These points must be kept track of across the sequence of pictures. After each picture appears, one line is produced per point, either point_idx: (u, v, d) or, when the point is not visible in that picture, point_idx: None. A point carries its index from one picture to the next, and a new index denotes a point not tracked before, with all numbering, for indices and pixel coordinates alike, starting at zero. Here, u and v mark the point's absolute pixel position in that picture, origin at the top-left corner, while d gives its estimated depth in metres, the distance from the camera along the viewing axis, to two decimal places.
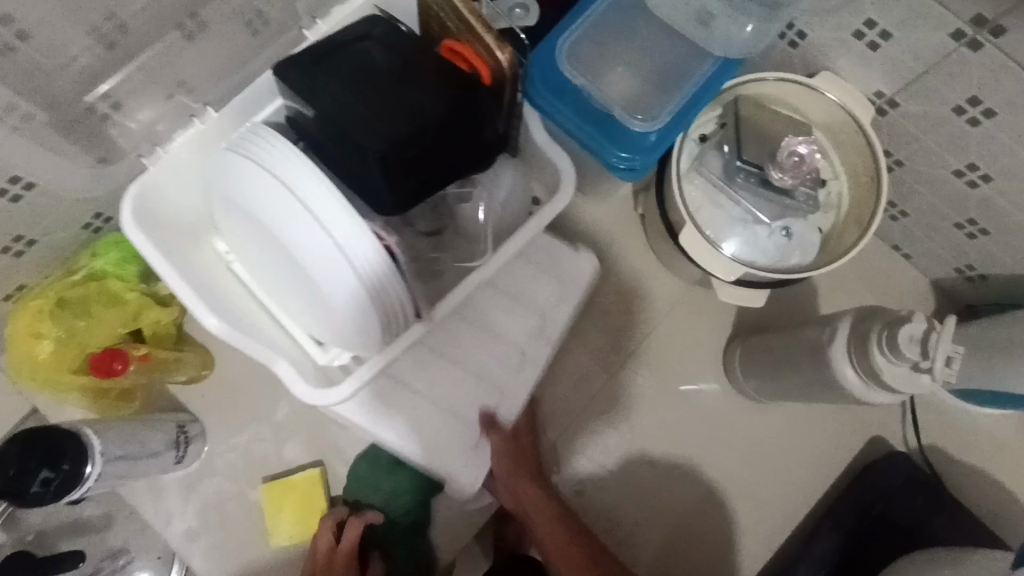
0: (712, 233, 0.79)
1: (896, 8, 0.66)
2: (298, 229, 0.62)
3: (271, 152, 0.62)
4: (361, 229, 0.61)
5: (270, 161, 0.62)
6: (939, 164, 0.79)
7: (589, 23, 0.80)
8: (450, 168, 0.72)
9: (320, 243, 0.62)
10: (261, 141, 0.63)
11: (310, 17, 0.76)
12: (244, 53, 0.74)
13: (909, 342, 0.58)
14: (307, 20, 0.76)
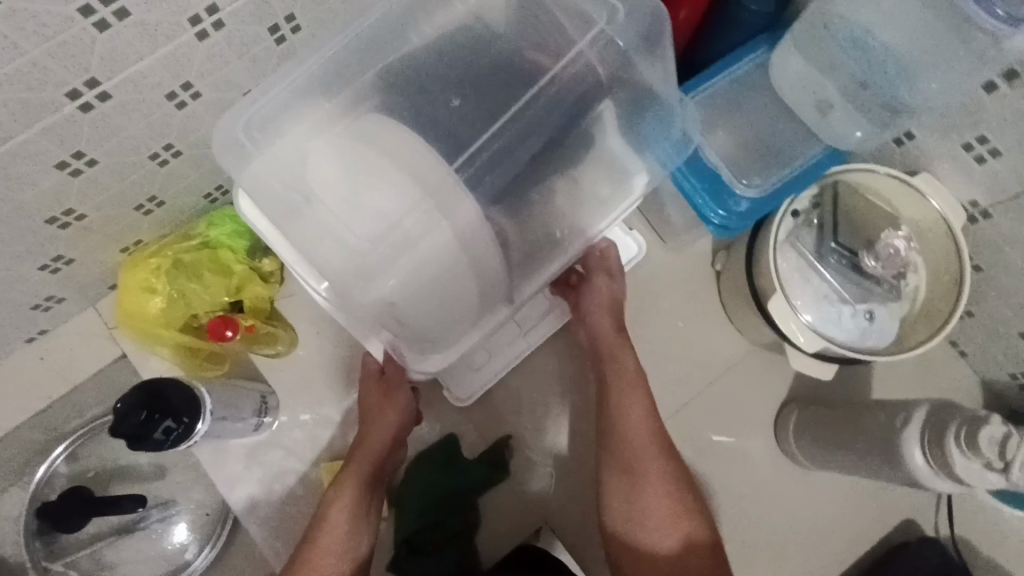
0: (798, 304, 0.84)
1: (1010, 131, 0.71)
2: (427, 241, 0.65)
3: (410, 154, 0.64)
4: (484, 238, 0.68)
5: (405, 171, 0.63)
6: (1017, 276, 0.84)
7: (709, 91, 0.84)
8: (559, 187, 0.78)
9: (448, 250, 0.66)
10: (396, 146, 0.64)
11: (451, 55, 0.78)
12: None
13: (988, 442, 0.63)
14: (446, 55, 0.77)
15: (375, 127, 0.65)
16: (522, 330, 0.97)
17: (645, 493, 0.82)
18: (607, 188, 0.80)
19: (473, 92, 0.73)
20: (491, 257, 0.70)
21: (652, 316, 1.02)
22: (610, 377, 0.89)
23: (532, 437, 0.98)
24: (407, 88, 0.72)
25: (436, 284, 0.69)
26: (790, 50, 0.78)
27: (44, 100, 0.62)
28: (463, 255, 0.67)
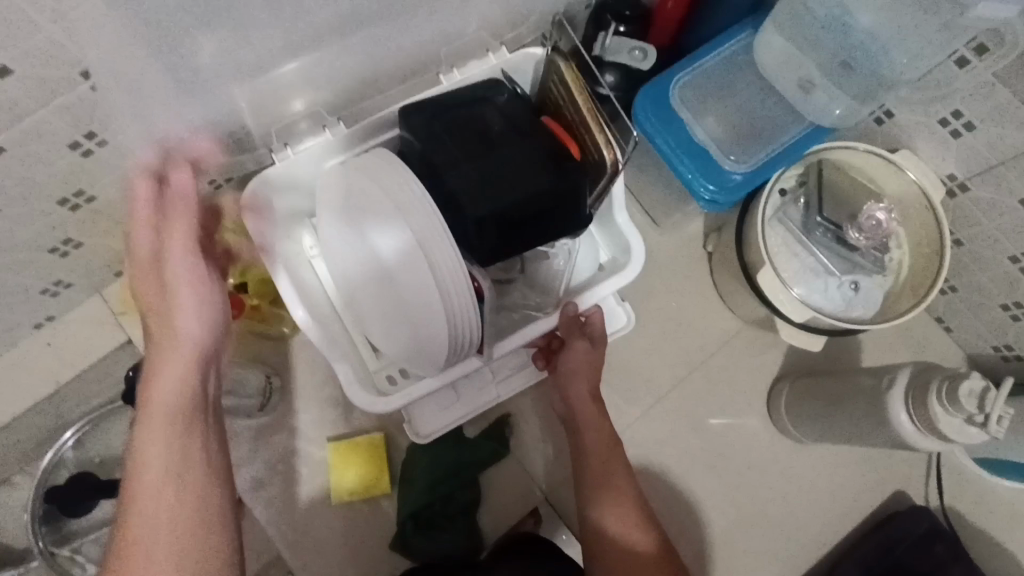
0: (786, 276, 0.87)
1: (984, 103, 0.75)
2: (407, 268, 0.70)
3: (403, 186, 0.71)
4: (462, 274, 0.71)
5: (395, 200, 0.70)
6: (995, 247, 0.87)
7: (699, 70, 0.86)
8: (529, 233, 0.79)
9: (423, 279, 0.70)
10: (393, 176, 0.72)
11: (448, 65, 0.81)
12: None
13: (968, 396, 0.65)
14: (445, 67, 0.81)
15: (381, 163, 0.73)
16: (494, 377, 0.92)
17: (614, 504, 0.85)
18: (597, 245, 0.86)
19: (471, 137, 0.78)
20: (467, 304, 0.72)
21: (646, 296, 1.05)
22: (583, 425, 0.90)
23: (530, 415, 1.00)
24: (423, 131, 0.78)
25: (413, 316, 0.73)
26: (772, 34, 0.81)
27: (59, 79, 0.64)
28: (439, 293, 0.70)
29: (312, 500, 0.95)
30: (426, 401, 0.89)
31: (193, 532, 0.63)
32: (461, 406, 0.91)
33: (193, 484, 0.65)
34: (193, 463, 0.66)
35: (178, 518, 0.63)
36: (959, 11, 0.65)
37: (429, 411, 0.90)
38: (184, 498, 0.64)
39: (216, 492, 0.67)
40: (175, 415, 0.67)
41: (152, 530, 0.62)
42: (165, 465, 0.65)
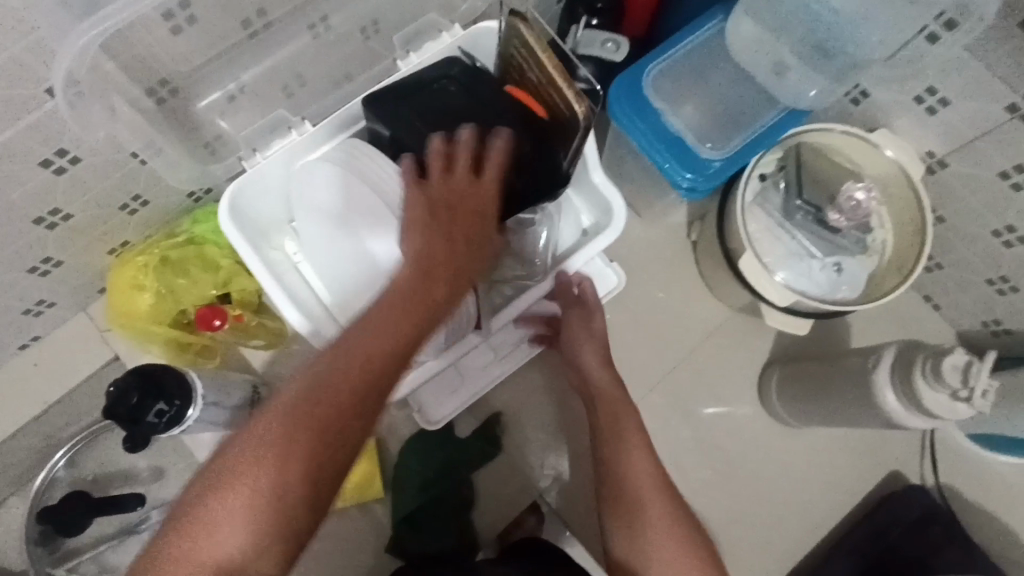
0: (768, 261, 0.86)
1: (957, 78, 0.75)
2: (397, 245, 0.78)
3: None
4: None
5: None
6: (977, 223, 0.87)
7: (673, 58, 0.85)
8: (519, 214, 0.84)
9: None
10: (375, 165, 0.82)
11: (405, 50, 0.87)
12: (360, 57, 0.84)
13: (952, 371, 0.65)
14: (401, 52, 0.86)
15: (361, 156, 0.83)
16: (496, 354, 0.96)
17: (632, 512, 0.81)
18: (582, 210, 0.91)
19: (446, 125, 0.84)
20: None
21: (633, 289, 1.04)
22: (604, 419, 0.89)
23: (521, 413, 1.00)
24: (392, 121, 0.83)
25: None
26: (742, 20, 0.81)
27: (25, 97, 0.64)
28: None
29: None
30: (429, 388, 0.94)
31: (300, 468, 0.56)
32: (467, 386, 0.96)
33: (312, 424, 0.57)
34: (341, 418, 0.58)
35: (285, 466, 0.55)
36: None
37: (434, 397, 0.95)
38: (315, 441, 0.57)
39: (342, 449, 0.58)
40: (361, 374, 0.59)
41: (259, 462, 0.55)
42: (303, 404, 0.57)
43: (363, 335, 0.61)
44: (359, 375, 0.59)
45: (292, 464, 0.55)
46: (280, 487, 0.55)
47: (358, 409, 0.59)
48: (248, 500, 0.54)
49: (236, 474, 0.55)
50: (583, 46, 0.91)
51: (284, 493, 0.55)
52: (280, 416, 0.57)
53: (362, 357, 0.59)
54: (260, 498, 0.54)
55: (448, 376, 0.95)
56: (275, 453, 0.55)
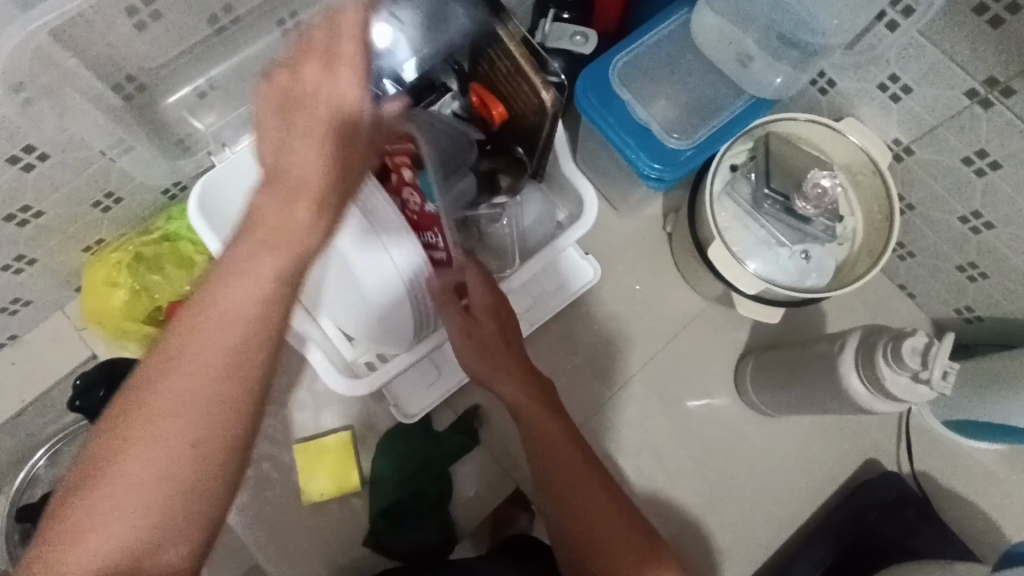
0: (738, 251, 0.87)
1: (916, 65, 0.75)
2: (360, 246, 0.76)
3: None
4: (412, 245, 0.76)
5: None
6: (945, 209, 0.88)
7: (639, 50, 0.86)
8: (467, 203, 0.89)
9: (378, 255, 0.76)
10: None
11: None
12: None
13: (911, 353, 0.66)
14: None
15: None
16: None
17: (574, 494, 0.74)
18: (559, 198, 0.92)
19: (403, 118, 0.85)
20: (422, 273, 0.78)
21: (609, 282, 1.05)
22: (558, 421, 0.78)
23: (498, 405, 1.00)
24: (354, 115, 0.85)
25: (370, 292, 0.79)
26: (707, 11, 0.82)
27: None
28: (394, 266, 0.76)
29: (283, 504, 0.94)
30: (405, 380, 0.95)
31: (159, 490, 0.45)
32: (442, 376, 0.97)
33: (170, 437, 0.45)
34: (202, 428, 0.46)
35: (151, 484, 0.45)
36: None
37: (411, 390, 0.96)
38: (176, 456, 0.45)
39: (220, 461, 0.47)
40: (219, 371, 0.46)
41: (110, 488, 0.44)
42: (152, 413, 0.45)
43: (202, 324, 0.46)
44: (235, 336, 0.47)
45: (157, 484, 0.45)
46: (137, 516, 0.45)
47: (224, 411, 0.46)
48: (102, 528, 0.44)
49: (103, 472, 0.45)
50: (552, 40, 0.91)
51: (144, 518, 0.45)
52: (127, 436, 0.45)
53: (213, 352, 0.46)
54: (112, 530, 0.44)
55: (422, 368, 0.96)
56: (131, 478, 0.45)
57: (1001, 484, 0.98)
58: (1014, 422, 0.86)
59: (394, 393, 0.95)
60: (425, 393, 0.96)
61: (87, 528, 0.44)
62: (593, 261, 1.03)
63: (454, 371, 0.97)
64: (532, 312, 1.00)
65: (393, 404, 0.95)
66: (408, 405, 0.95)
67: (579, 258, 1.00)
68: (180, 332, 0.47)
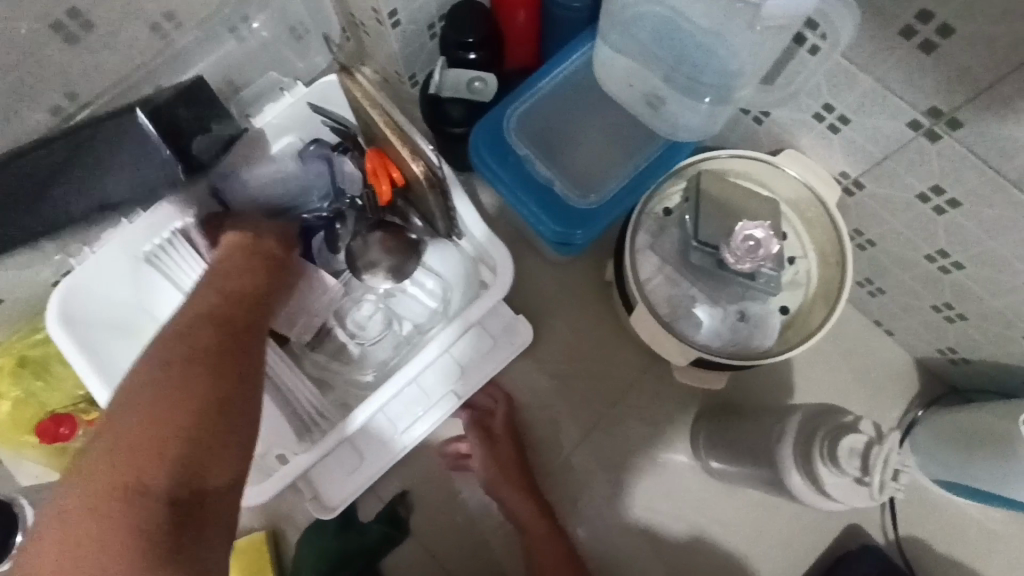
0: (669, 314, 0.78)
1: (849, 93, 0.64)
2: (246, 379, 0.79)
3: None
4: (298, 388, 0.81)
5: None
6: (910, 247, 0.76)
7: (538, 97, 0.77)
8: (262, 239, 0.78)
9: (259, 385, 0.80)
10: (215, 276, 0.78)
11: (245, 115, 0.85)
12: None
13: (849, 454, 0.56)
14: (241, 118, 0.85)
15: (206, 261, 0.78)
16: (397, 427, 0.88)
17: (505, 478, 0.86)
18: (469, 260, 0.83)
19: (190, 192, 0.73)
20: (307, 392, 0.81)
21: (547, 340, 0.94)
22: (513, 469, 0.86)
23: (428, 487, 0.92)
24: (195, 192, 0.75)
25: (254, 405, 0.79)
26: (606, 49, 0.71)
27: None
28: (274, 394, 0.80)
29: None
30: (325, 471, 0.86)
31: (105, 565, 0.44)
32: (377, 458, 0.87)
33: (109, 507, 0.46)
34: (131, 492, 0.46)
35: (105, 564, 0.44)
36: (754, 11, 0.53)
37: (331, 481, 0.86)
38: (151, 462, 0.48)
39: (183, 532, 0.47)
40: (157, 440, 0.48)
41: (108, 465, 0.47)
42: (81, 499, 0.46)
43: (123, 412, 0.50)
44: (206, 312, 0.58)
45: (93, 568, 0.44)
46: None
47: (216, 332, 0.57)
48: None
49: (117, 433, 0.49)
50: (449, 90, 0.83)
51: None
52: (69, 538, 0.45)
53: (141, 429, 0.49)
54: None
55: (343, 458, 0.87)
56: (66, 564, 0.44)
57: (1002, 550, 0.86)
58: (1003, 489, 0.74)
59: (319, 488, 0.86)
60: (350, 484, 0.86)
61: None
62: (526, 320, 0.92)
63: (388, 449, 0.87)
64: (459, 382, 0.89)
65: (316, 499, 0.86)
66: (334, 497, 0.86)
67: (512, 317, 0.90)
68: (117, 421, 0.50)
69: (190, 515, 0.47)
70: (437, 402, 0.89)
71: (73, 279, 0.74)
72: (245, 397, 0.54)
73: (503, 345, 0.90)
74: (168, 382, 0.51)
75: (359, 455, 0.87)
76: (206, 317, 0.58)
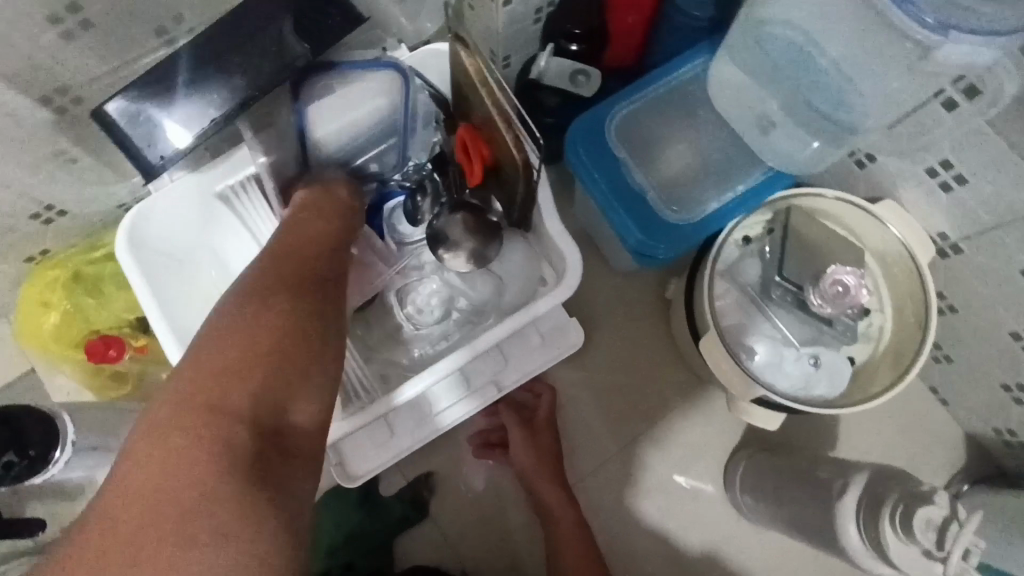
0: (738, 348, 0.76)
1: (976, 155, 0.61)
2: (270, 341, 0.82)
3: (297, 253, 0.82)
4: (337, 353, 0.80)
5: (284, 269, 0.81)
6: (996, 321, 0.73)
7: (642, 101, 0.75)
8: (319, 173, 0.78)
9: None
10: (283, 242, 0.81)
11: None
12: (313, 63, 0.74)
13: (924, 526, 0.53)
14: None
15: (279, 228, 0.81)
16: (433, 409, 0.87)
17: (536, 471, 0.84)
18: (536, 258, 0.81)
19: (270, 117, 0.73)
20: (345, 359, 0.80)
21: (596, 348, 0.93)
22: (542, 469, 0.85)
23: (455, 474, 0.90)
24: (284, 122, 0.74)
25: None
26: (727, 63, 0.69)
27: None
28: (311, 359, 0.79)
29: None
30: (356, 440, 0.85)
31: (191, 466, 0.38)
32: (408, 439, 0.86)
33: (188, 413, 0.40)
34: (213, 403, 0.41)
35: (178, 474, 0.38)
36: (920, 53, 0.52)
37: (360, 451, 0.85)
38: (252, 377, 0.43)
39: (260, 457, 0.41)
40: (247, 361, 0.44)
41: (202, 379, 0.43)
42: (161, 408, 0.41)
43: (207, 336, 0.46)
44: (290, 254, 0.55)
45: (168, 471, 0.38)
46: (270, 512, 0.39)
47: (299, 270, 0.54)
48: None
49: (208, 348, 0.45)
50: (550, 78, 0.81)
51: (261, 506, 0.38)
52: (153, 456, 0.38)
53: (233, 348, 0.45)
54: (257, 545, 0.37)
55: (375, 432, 0.85)
56: (145, 474, 0.38)
57: None
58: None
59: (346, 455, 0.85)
60: (376, 457, 0.85)
61: (182, 543, 0.36)
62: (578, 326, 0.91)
63: (421, 432, 0.86)
64: (502, 375, 0.87)
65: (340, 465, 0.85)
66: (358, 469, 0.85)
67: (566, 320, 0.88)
68: (201, 344, 0.45)
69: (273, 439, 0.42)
70: (476, 392, 0.86)
71: (143, 208, 0.72)
72: (331, 341, 0.50)
73: (551, 346, 0.88)
74: (263, 308, 0.48)
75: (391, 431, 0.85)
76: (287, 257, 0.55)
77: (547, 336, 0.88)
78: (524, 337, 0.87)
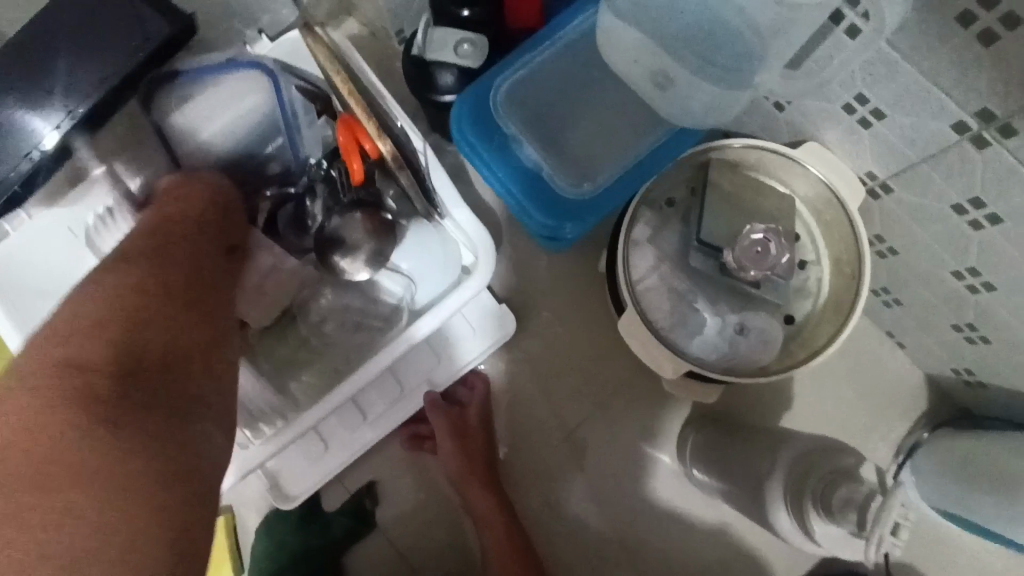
0: (663, 325, 0.72)
1: (888, 86, 0.55)
2: None
3: None
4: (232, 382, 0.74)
5: None
6: (935, 261, 0.68)
7: (530, 69, 0.68)
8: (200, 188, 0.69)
9: None
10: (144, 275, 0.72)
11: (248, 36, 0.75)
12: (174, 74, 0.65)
13: (844, 505, 0.61)
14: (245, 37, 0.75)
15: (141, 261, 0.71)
16: (365, 417, 0.81)
17: (469, 471, 0.82)
18: (446, 247, 0.77)
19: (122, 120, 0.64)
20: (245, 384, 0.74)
21: (532, 333, 0.88)
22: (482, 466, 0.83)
23: (398, 479, 0.87)
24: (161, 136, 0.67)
25: None
26: (610, 17, 0.62)
27: None
28: None
29: None
30: (287, 460, 0.81)
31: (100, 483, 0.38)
32: (344, 451, 0.82)
33: (48, 391, 0.40)
34: (75, 374, 0.41)
35: (47, 447, 0.38)
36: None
37: (294, 470, 0.81)
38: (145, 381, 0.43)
39: (135, 423, 0.41)
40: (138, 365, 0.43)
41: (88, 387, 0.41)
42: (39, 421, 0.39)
43: (74, 329, 0.43)
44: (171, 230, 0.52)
45: (76, 496, 0.38)
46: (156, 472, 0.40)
47: (178, 250, 0.51)
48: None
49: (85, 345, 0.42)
50: (434, 51, 0.73)
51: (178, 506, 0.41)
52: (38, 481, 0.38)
53: (115, 347, 0.43)
54: (145, 504, 0.39)
55: (305, 449, 0.81)
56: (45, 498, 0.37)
57: None
58: (992, 526, 0.68)
59: (280, 478, 0.81)
60: (311, 474, 0.81)
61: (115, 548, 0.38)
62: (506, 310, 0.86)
63: (356, 445, 0.82)
64: (432, 373, 0.83)
65: (274, 487, 0.81)
66: (294, 488, 0.81)
67: (491, 307, 0.84)
68: (71, 326, 0.43)
69: (153, 403, 0.42)
70: (408, 394, 0.82)
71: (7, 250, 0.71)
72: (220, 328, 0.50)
73: (478, 334, 0.84)
74: (127, 282, 0.46)
75: (322, 445, 0.81)
76: (165, 233, 0.52)
77: (473, 324, 0.84)
78: (450, 330, 0.82)
